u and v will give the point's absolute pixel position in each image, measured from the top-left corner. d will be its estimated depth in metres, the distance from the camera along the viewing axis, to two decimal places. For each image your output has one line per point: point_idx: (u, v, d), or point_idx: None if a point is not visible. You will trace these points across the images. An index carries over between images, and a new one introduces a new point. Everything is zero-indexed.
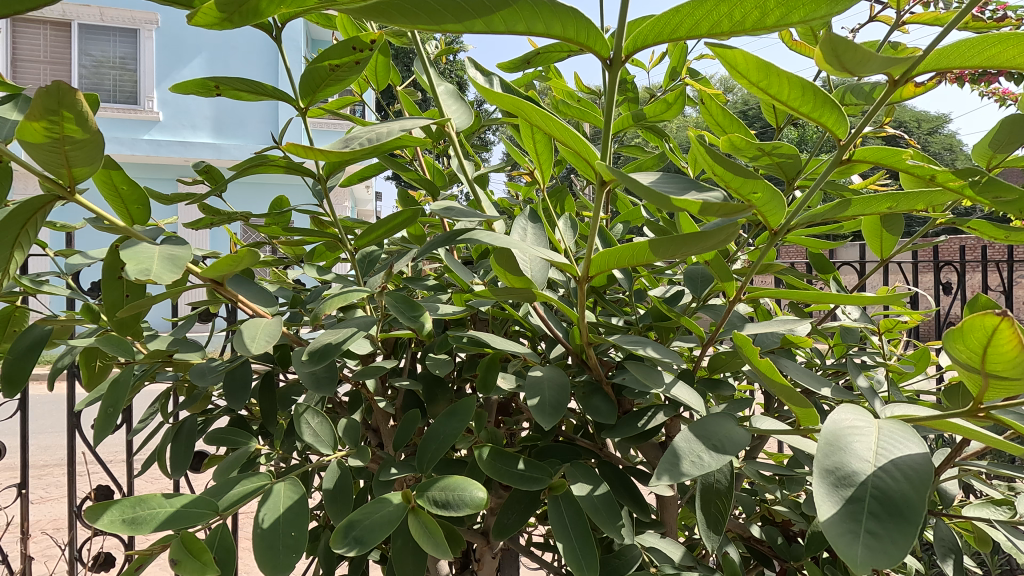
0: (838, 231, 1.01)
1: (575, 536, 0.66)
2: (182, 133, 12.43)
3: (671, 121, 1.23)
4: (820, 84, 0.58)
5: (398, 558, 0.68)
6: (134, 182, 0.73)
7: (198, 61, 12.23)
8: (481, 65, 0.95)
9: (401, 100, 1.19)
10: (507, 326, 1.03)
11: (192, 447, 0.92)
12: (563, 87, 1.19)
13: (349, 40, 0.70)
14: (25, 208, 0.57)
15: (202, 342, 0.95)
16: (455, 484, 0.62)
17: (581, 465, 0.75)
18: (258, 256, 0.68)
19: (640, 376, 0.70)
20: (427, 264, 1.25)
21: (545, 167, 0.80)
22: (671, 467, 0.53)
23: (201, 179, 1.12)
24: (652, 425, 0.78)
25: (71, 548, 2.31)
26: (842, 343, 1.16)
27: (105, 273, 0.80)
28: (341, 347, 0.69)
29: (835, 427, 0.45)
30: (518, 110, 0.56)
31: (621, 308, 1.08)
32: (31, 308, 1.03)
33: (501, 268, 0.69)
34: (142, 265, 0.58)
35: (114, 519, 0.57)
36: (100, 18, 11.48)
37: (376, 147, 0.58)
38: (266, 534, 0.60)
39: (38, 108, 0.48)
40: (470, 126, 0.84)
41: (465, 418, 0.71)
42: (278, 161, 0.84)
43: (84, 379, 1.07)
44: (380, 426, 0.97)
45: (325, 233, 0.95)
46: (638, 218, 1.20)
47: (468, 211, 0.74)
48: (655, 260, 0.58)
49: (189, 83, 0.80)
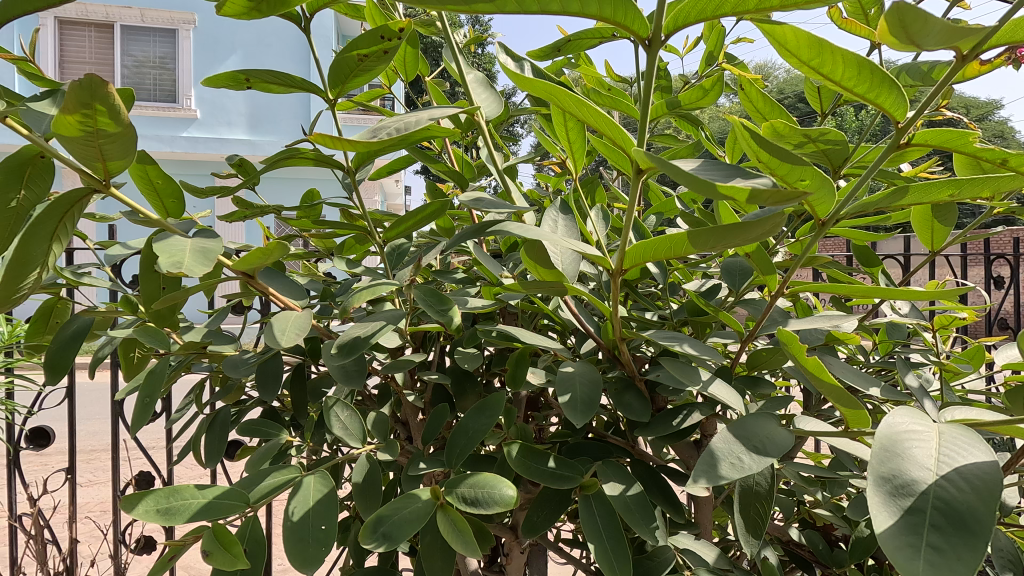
0: (885, 223, 0.95)
1: (607, 538, 0.65)
2: (220, 130, 12.75)
3: (707, 109, 1.19)
4: (878, 61, 0.54)
5: (426, 553, 0.67)
6: (169, 175, 0.73)
7: (233, 59, 12.51)
8: (511, 49, 0.93)
9: (429, 91, 1.18)
10: (536, 319, 1.02)
11: (226, 437, 0.93)
12: (594, 74, 1.16)
13: (377, 28, 0.70)
14: (63, 203, 0.58)
15: (235, 334, 0.96)
16: (484, 481, 0.60)
17: (613, 464, 0.73)
18: (287, 249, 0.68)
19: (676, 373, 0.67)
20: (457, 256, 1.24)
21: (577, 158, 0.77)
22: (709, 470, 0.51)
23: (236, 172, 1.13)
24: (687, 424, 0.75)
25: (116, 531, 2.38)
26: (888, 339, 1.10)
27: (143, 266, 0.81)
28: (369, 341, 0.68)
29: (890, 430, 0.42)
30: (550, 97, 0.54)
31: (654, 302, 1.06)
32: (72, 300, 1.06)
33: (532, 261, 0.66)
34: (174, 258, 0.58)
35: (149, 509, 0.57)
36: (140, 19, 11.84)
37: (404, 136, 0.57)
38: (296, 527, 0.60)
39: (72, 101, 0.48)
40: (499, 114, 0.82)
41: (494, 414, 0.70)
42: (307, 154, 0.83)
43: (122, 369, 1.09)
44: (409, 419, 0.97)
45: (355, 226, 0.95)
46: (672, 208, 1.17)
47: (497, 203, 0.73)
48: (694, 252, 0.55)
49: (220, 76, 0.80)
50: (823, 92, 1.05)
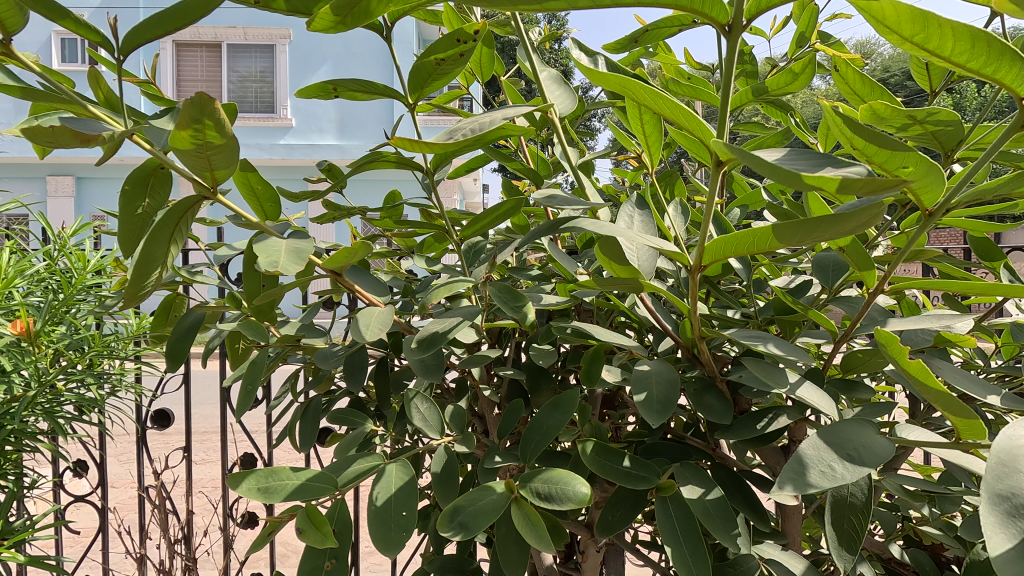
0: (1009, 211, 0.85)
1: (685, 541, 0.63)
2: (312, 137, 13.60)
3: (797, 93, 1.11)
4: (997, 32, 0.49)
5: (502, 545, 0.68)
6: (267, 181, 0.80)
7: (324, 69, 13.30)
8: (583, 44, 0.92)
9: (505, 91, 1.20)
10: (612, 317, 1.01)
11: (317, 424, 1.00)
12: (674, 64, 1.12)
13: (453, 32, 0.72)
14: (178, 209, 0.64)
15: (326, 328, 1.03)
16: (558, 477, 0.61)
17: (691, 466, 0.70)
18: (371, 248, 0.71)
19: (760, 374, 0.64)
20: (532, 253, 1.24)
21: (653, 152, 0.76)
22: (796, 477, 0.48)
23: (325, 176, 1.21)
24: (773, 428, 0.71)
25: (225, 506, 2.62)
26: (1012, 342, 0.98)
27: (246, 266, 0.88)
28: (447, 336, 0.71)
29: (1011, 445, 0.38)
30: (625, 90, 0.53)
31: (737, 300, 1.01)
32: (188, 295, 1.17)
33: (608, 258, 0.65)
34: (271, 258, 0.63)
35: (251, 487, 0.62)
36: (243, 37, 12.86)
37: (478, 136, 0.58)
38: (379, 512, 0.63)
39: (185, 117, 0.53)
40: (573, 110, 0.81)
41: (568, 410, 0.70)
42: (389, 157, 0.87)
43: (229, 359, 1.20)
44: (485, 413, 0.99)
45: (434, 225, 0.98)
46: (758, 201, 1.11)
47: (570, 199, 0.73)
48: (779, 247, 0.52)
49: (311, 87, 0.86)
50: (934, 69, 0.95)
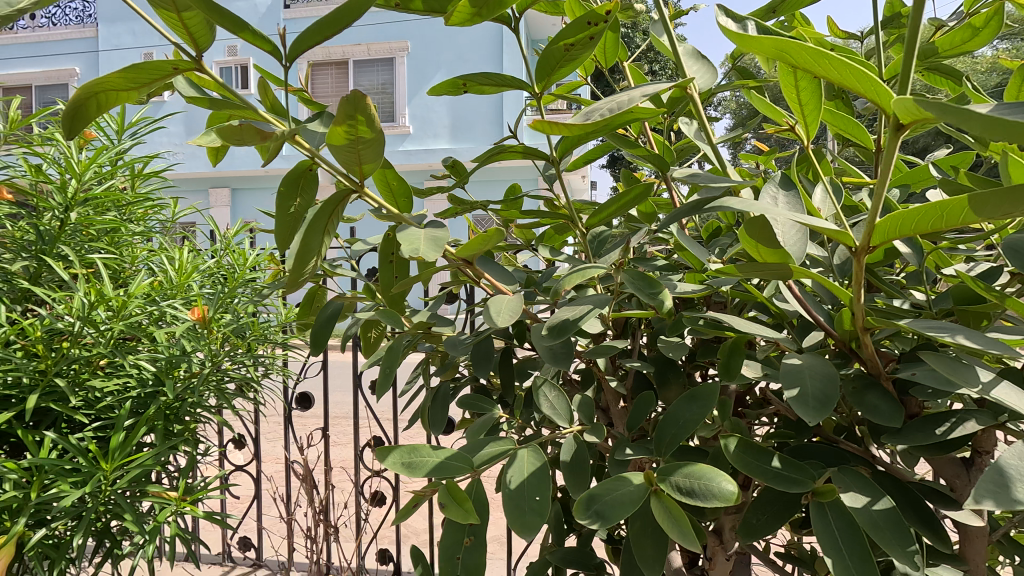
0: None
1: (848, 554, 0.56)
2: (428, 142, 14.32)
3: (974, 53, 0.96)
4: None
5: (637, 539, 0.66)
6: (402, 177, 0.85)
7: (438, 77, 13.94)
8: (729, 10, 0.87)
9: (627, 77, 1.16)
10: (747, 309, 0.94)
11: (446, 409, 1.04)
12: (817, 32, 1.02)
13: (584, 15, 0.71)
14: (331, 202, 0.71)
15: (453, 318, 1.07)
16: (700, 472, 0.57)
17: (852, 471, 0.63)
18: (504, 235, 0.73)
19: (944, 372, 0.55)
20: (655, 243, 1.20)
21: (812, 126, 0.69)
22: (997, 492, 0.41)
23: (449, 173, 1.25)
24: (956, 435, 0.62)
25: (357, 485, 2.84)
26: None
27: (382, 258, 0.94)
28: (577, 324, 0.70)
29: None
30: (780, 54, 0.49)
31: (899, 290, 0.90)
32: (329, 287, 1.28)
33: (752, 241, 0.60)
34: (414, 246, 0.67)
35: (396, 460, 0.65)
36: (367, 53, 13.86)
37: (615, 117, 0.54)
38: (513, 495, 0.64)
39: (341, 114, 0.57)
40: (712, 85, 0.76)
41: (707, 404, 0.66)
42: (514, 149, 0.87)
43: (364, 346, 1.29)
44: (609, 406, 0.97)
45: (559, 214, 0.97)
46: (922, 179, 0.97)
47: (709, 181, 0.69)
48: (977, 222, 0.46)
49: (442, 85, 0.89)
50: None
